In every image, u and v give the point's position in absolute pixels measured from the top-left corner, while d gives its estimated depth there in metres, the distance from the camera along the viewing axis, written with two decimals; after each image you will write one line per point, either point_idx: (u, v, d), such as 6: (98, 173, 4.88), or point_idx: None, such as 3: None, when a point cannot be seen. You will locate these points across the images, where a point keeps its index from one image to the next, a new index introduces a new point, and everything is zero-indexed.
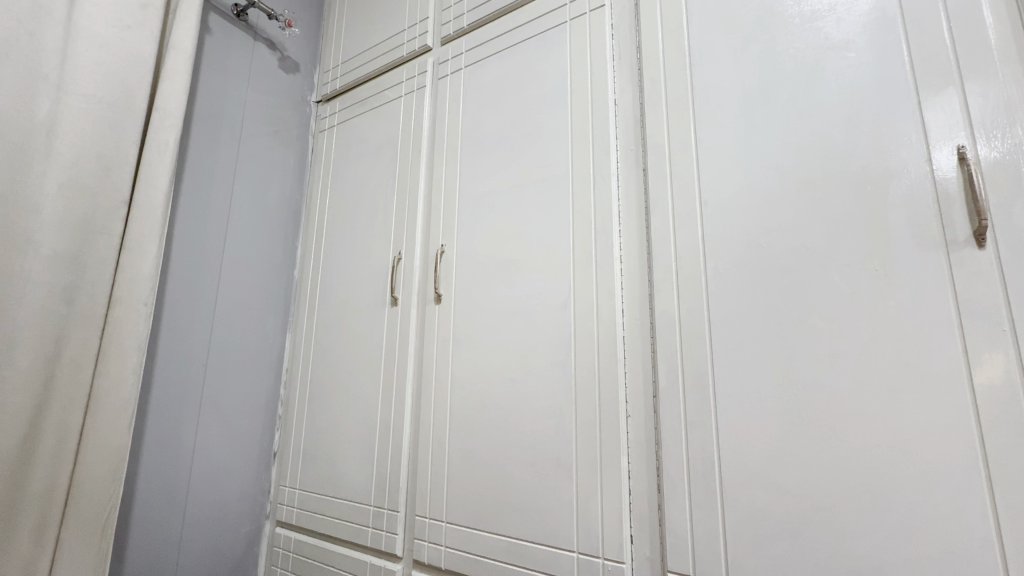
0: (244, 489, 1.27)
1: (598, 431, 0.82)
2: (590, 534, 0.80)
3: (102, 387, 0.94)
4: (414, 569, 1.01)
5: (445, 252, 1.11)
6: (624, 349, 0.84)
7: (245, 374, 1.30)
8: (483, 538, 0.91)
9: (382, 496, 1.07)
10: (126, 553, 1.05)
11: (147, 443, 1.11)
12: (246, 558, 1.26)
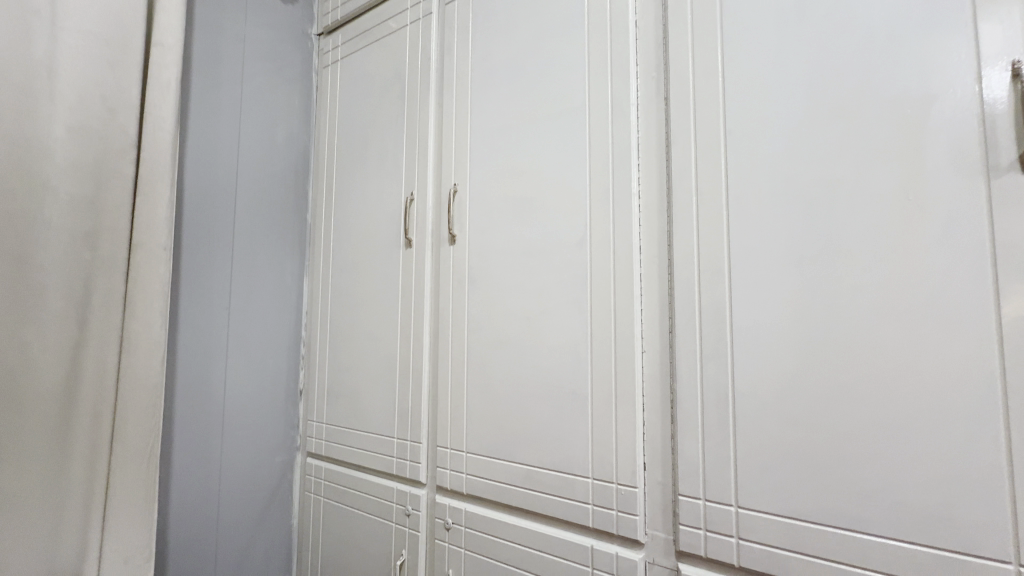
0: (275, 423, 1.34)
1: (613, 366, 0.84)
2: (605, 461, 0.83)
3: (132, 329, 0.97)
4: (437, 494, 1.07)
5: (457, 192, 1.09)
6: (641, 286, 0.84)
7: (267, 317, 1.34)
8: (502, 465, 0.96)
9: (404, 429, 1.13)
10: (171, 477, 1.15)
11: (181, 381, 1.17)
12: (282, 484, 1.35)
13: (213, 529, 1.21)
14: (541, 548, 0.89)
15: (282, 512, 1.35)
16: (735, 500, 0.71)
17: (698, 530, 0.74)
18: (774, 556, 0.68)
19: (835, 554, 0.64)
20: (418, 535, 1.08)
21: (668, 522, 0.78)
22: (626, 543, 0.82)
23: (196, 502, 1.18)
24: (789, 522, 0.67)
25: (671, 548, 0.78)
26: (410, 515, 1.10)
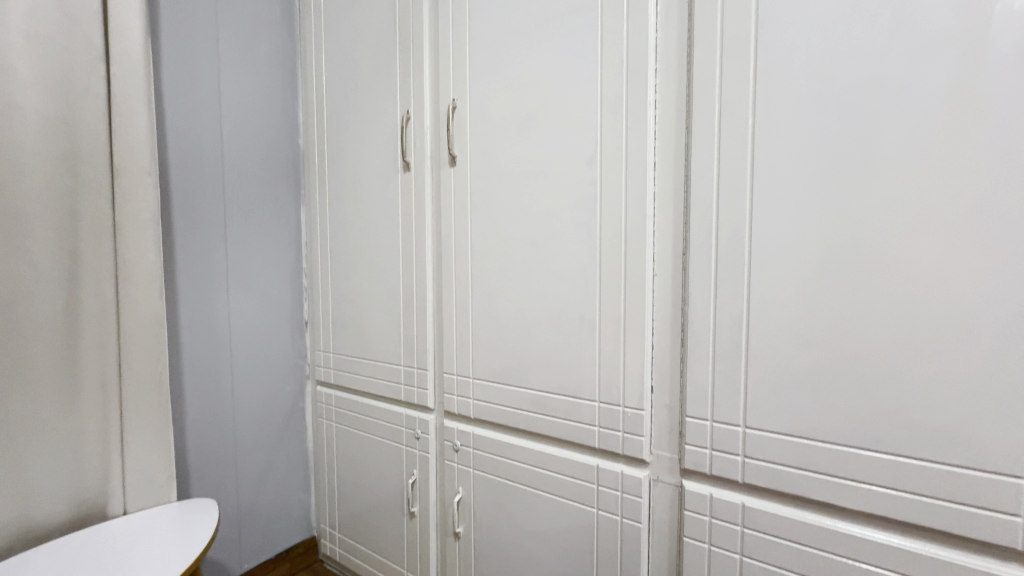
0: (283, 353, 1.36)
1: (622, 291, 0.81)
2: (612, 385, 0.83)
3: (125, 257, 0.94)
4: (445, 418, 1.10)
5: (457, 108, 1.01)
6: (654, 206, 0.79)
7: (266, 248, 1.31)
8: (509, 391, 0.97)
9: (411, 357, 1.13)
10: (185, 404, 1.16)
11: (185, 311, 1.15)
12: (294, 410, 1.39)
13: (231, 453, 1.25)
14: (548, 468, 0.92)
15: (297, 436, 1.40)
16: (742, 420, 0.71)
17: (704, 450, 0.74)
18: (779, 474, 0.68)
19: (841, 471, 0.64)
20: (428, 457, 1.11)
21: (674, 443, 0.79)
22: (631, 462, 0.83)
23: (213, 428, 1.21)
24: (797, 441, 0.67)
25: (676, 466, 0.79)
26: (420, 438, 1.13)
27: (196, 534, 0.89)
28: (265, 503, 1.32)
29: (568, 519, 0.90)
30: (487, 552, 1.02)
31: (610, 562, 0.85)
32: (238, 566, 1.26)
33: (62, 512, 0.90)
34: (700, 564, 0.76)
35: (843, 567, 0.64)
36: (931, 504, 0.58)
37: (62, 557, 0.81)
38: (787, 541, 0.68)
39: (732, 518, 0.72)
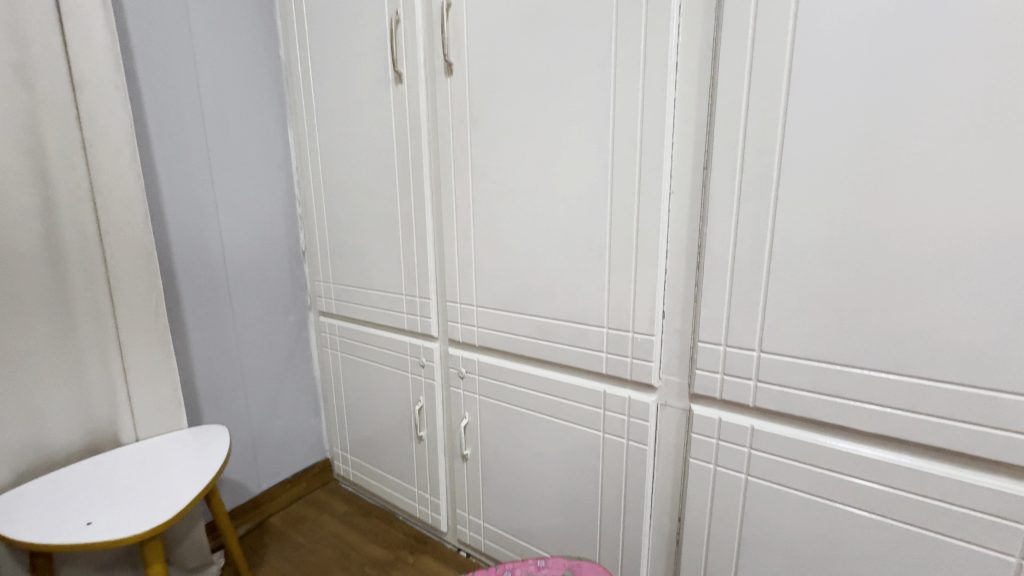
0: (282, 283, 1.33)
1: (635, 211, 0.75)
2: (621, 310, 0.80)
3: (102, 183, 0.88)
4: (450, 347, 1.08)
5: (451, 5, 0.88)
6: (674, 115, 0.71)
7: (254, 173, 1.23)
8: (514, 318, 0.94)
9: (412, 286, 1.10)
10: (188, 335, 1.14)
11: (175, 240, 1.10)
12: (299, 340, 1.39)
13: (240, 382, 1.26)
14: (554, 394, 0.91)
15: (303, 365, 1.41)
16: (758, 345, 0.69)
17: (715, 375, 0.72)
18: (792, 398, 0.67)
19: (858, 394, 0.62)
20: (434, 384, 1.11)
21: (684, 368, 0.77)
22: (639, 387, 0.82)
23: (218, 359, 1.20)
24: (814, 365, 0.64)
25: (685, 391, 0.78)
26: (424, 366, 1.12)
27: (209, 457, 0.91)
28: (278, 429, 1.35)
29: (573, 441, 0.91)
30: (494, 472, 1.05)
31: (615, 481, 0.86)
32: (257, 486, 1.32)
33: (75, 439, 0.91)
34: (704, 483, 0.77)
35: (849, 485, 0.64)
36: (950, 426, 0.57)
37: (82, 481, 0.84)
38: (795, 462, 0.68)
39: (740, 440, 0.72)
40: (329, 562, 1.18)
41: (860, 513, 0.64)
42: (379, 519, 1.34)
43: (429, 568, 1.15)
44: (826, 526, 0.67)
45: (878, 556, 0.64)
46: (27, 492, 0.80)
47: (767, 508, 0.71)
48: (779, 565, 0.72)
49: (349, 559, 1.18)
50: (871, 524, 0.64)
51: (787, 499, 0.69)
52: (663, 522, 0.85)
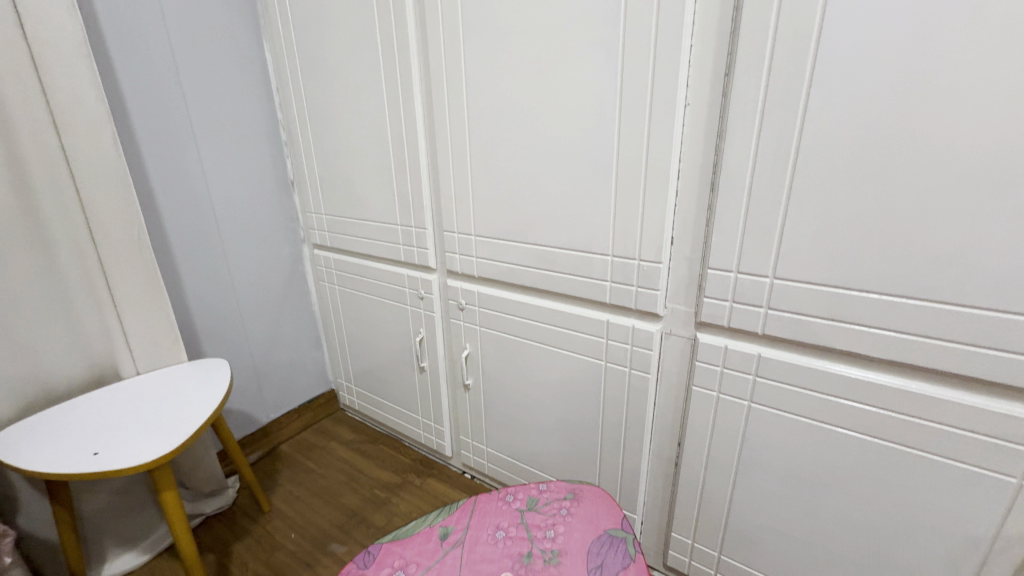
0: (272, 215, 1.28)
1: (646, 128, 0.69)
2: (627, 237, 0.75)
3: (61, 103, 0.81)
4: (448, 278, 1.05)
5: None
6: (695, 13, 0.62)
7: (231, 94, 1.14)
8: (514, 248, 0.90)
9: (407, 215, 1.04)
10: (178, 269, 1.11)
11: (153, 169, 1.03)
12: (294, 275, 1.36)
13: (238, 317, 1.24)
14: (555, 324, 0.89)
15: (301, 300, 1.39)
16: (771, 271, 0.65)
17: (724, 303, 0.70)
18: (803, 325, 0.64)
19: (874, 320, 0.59)
20: (433, 316, 1.10)
21: (691, 296, 0.74)
22: (643, 316, 0.80)
23: (213, 294, 1.18)
24: (830, 290, 0.61)
25: (691, 320, 0.75)
26: (423, 298, 1.10)
27: (212, 389, 0.91)
28: (281, 362, 1.36)
29: (575, 371, 0.90)
30: (496, 401, 1.06)
31: (616, 409, 0.87)
32: (265, 415, 1.35)
33: (76, 373, 0.91)
34: (705, 410, 0.77)
35: (855, 411, 0.64)
36: (968, 351, 0.55)
37: (86, 412, 0.84)
38: (800, 388, 0.67)
39: (745, 368, 0.71)
40: (339, 484, 1.23)
41: (862, 437, 0.64)
42: (386, 445, 1.38)
43: (435, 489, 1.20)
44: (826, 449, 0.67)
45: (876, 477, 0.64)
46: (33, 423, 0.81)
47: (768, 433, 0.71)
48: (775, 485, 0.73)
49: (358, 482, 1.23)
50: (873, 448, 0.64)
51: (789, 424, 0.69)
52: (663, 447, 0.86)
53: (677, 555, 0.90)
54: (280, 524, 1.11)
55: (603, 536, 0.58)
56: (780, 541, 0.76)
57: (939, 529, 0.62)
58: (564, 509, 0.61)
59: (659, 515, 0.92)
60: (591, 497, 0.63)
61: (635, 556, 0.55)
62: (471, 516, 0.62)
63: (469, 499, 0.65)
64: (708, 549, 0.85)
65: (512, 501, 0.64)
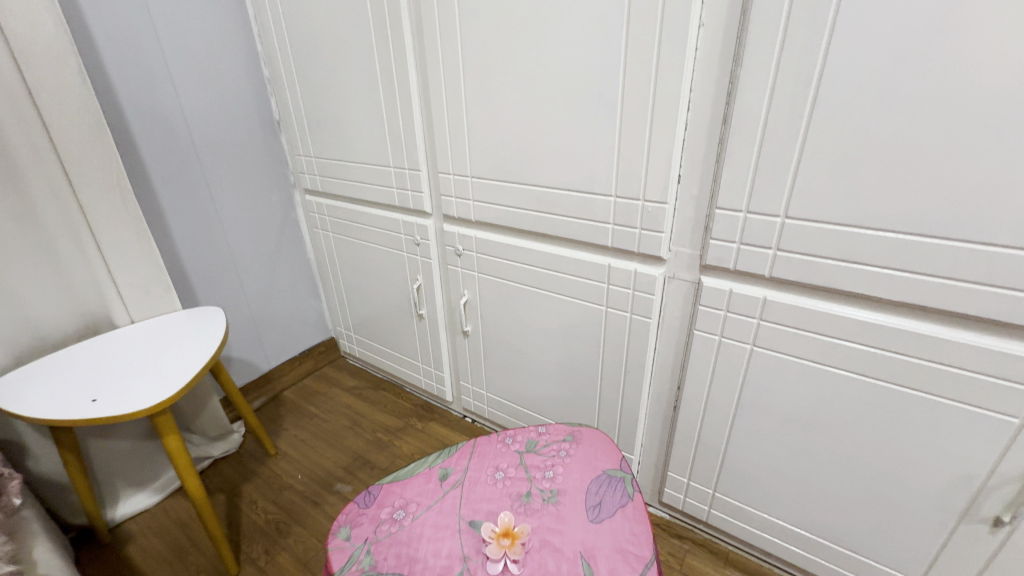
0: (259, 159, 1.22)
1: (655, 53, 0.63)
2: (632, 176, 0.71)
3: (16, 31, 0.74)
4: (445, 223, 1.02)
5: None
6: None
7: (204, 23, 1.05)
8: (512, 190, 0.86)
9: (400, 156, 0.99)
10: (165, 216, 1.07)
11: (127, 108, 0.97)
12: (287, 221, 1.32)
13: (231, 265, 1.22)
14: (555, 270, 0.87)
15: (295, 247, 1.36)
16: (783, 210, 0.62)
17: (731, 244, 0.67)
18: (813, 266, 0.62)
19: (888, 261, 0.57)
20: (430, 262, 1.07)
21: (697, 238, 0.71)
22: (646, 260, 0.77)
23: (204, 241, 1.15)
24: (844, 229, 0.58)
25: (696, 263, 0.73)
26: (419, 244, 1.07)
27: (208, 336, 0.90)
28: (279, 311, 1.35)
29: (575, 317, 0.89)
30: (495, 347, 1.06)
31: (616, 354, 0.86)
32: (266, 363, 1.36)
33: (68, 322, 0.90)
34: (706, 354, 0.76)
35: (859, 354, 0.62)
36: (984, 291, 0.53)
37: (82, 360, 0.83)
38: (805, 332, 0.65)
39: (750, 312, 0.69)
40: (343, 428, 1.25)
41: (865, 379, 0.63)
42: (387, 391, 1.40)
43: (437, 433, 1.23)
44: (827, 391, 0.67)
45: (876, 418, 0.64)
46: (29, 371, 0.81)
47: (768, 376, 0.71)
48: (774, 427, 0.74)
49: (361, 426, 1.26)
50: (875, 389, 0.63)
51: (791, 368, 0.68)
52: (662, 391, 0.86)
53: (673, 492, 0.92)
54: (286, 466, 1.14)
55: (602, 476, 0.58)
56: (775, 479, 0.77)
57: (934, 467, 0.63)
58: (564, 451, 0.62)
59: (656, 455, 0.93)
60: (590, 439, 0.64)
61: (633, 495, 0.56)
62: (470, 459, 0.62)
63: (469, 442, 0.65)
64: (703, 487, 0.87)
65: (512, 443, 0.64)
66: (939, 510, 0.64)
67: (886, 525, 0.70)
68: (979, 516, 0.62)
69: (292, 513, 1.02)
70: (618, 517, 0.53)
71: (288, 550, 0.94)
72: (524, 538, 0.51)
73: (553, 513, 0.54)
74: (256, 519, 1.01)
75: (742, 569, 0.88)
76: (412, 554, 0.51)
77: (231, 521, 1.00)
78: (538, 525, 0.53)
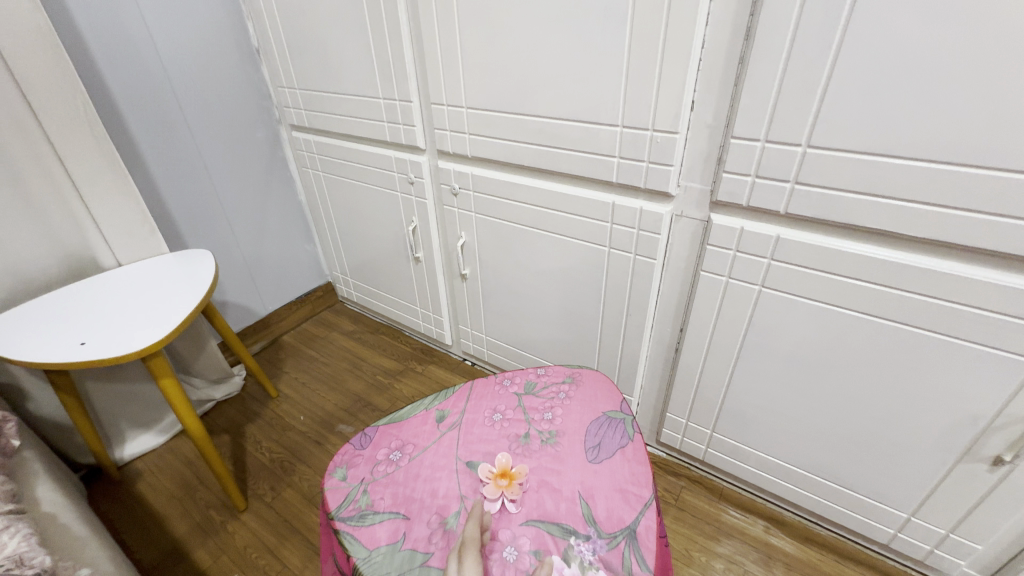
0: (239, 91, 1.14)
1: None
2: (641, 103, 0.65)
3: None
4: (439, 159, 0.96)
5: None
6: None
7: None
8: (510, 121, 0.80)
9: (389, 86, 0.92)
10: (143, 154, 1.01)
11: (88, 32, 0.88)
12: (274, 160, 1.26)
13: (219, 206, 1.17)
14: (556, 209, 0.82)
15: (285, 188, 1.30)
16: (805, 138, 0.56)
17: (745, 178, 0.62)
18: (833, 201, 0.58)
19: (914, 194, 0.53)
20: (425, 203, 1.02)
21: (708, 172, 0.67)
22: (653, 197, 0.73)
23: (187, 181, 1.10)
24: (870, 160, 0.54)
25: (706, 200, 0.68)
26: (413, 183, 1.02)
27: (197, 279, 0.87)
28: (272, 254, 1.32)
29: (576, 258, 0.85)
30: (494, 290, 1.04)
31: (618, 296, 0.84)
32: (263, 308, 1.34)
33: (52, 266, 0.87)
34: (712, 295, 0.73)
35: (874, 294, 0.60)
36: (1018, 227, 0.49)
37: (69, 303, 0.81)
38: (818, 272, 0.62)
39: (760, 251, 0.65)
40: (343, 371, 1.26)
41: (877, 320, 0.61)
42: (387, 334, 1.39)
43: (437, 375, 1.23)
44: (835, 333, 0.65)
45: (884, 360, 0.63)
46: (16, 315, 0.79)
47: (775, 318, 0.69)
48: (777, 368, 0.72)
49: (361, 369, 1.26)
50: (886, 331, 0.61)
51: (800, 309, 0.66)
52: (665, 333, 0.84)
53: (671, 433, 0.93)
54: (289, 408, 1.15)
55: (602, 418, 0.57)
56: (774, 420, 0.77)
57: (940, 408, 0.61)
58: (563, 392, 0.60)
59: (656, 397, 0.93)
60: (590, 381, 0.62)
61: (633, 436, 0.55)
62: (468, 401, 0.61)
63: (466, 384, 0.64)
64: (702, 427, 0.87)
65: (510, 385, 0.63)
66: (940, 449, 0.64)
67: (884, 463, 0.70)
68: (980, 455, 0.62)
69: (296, 452, 1.04)
70: (617, 458, 0.53)
71: (294, 487, 0.96)
72: (521, 479, 0.51)
73: (552, 454, 0.54)
74: (261, 458, 1.03)
75: (735, 504, 0.90)
76: (409, 494, 0.51)
77: (237, 459, 1.02)
78: (536, 466, 0.52)
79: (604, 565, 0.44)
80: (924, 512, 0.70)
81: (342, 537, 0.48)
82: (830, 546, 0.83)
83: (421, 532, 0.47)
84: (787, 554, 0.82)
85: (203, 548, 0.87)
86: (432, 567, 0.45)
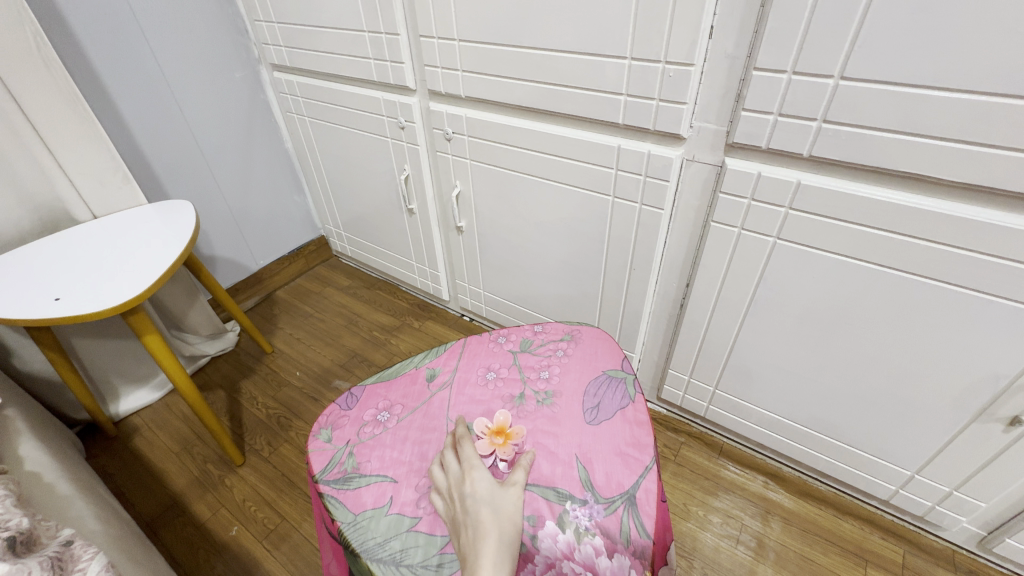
0: (211, 25, 1.04)
1: None
2: (652, 31, 0.58)
3: None
4: (431, 102, 0.89)
5: None
6: None
7: None
8: (506, 56, 0.72)
9: (374, 17, 0.83)
10: (111, 96, 0.93)
11: None
12: (256, 104, 1.18)
13: (199, 155, 1.10)
14: (556, 154, 0.76)
15: (269, 135, 1.23)
16: (838, 69, 0.50)
17: (767, 117, 0.56)
18: (864, 141, 0.52)
19: (959, 133, 0.47)
20: (417, 149, 0.96)
21: (725, 110, 0.60)
22: (663, 140, 0.67)
23: (162, 127, 1.03)
24: (912, 94, 0.47)
25: (720, 142, 0.62)
26: (404, 128, 0.95)
27: (177, 230, 0.83)
28: (260, 206, 1.27)
29: (578, 209, 0.80)
30: (491, 244, 0.99)
31: (621, 249, 0.79)
32: (254, 262, 1.30)
33: (23, 218, 0.82)
34: (722, 248, 0.69)
35: (899, 247, 0.55)
36: None
37: (43, 258, 0.77)
38: (840, 222, 0.57)
39: (778, 200, 0.60)
40: (339, 327, 1.23)
41: (900, 275, 0.56)
42: (383, 289, 1.36)
43: (434, 331, 1.21)
44: (852, 288, 0.61)
45: (904, 317, 0.59)
46: None
47: (790, 272, 0.64)
48: (787, 325, 0.69)
49: (357, 325, 1.24)
50: (909, 287, 0.57)
51: (817, 263, 0.61)
52: (670, 288, 0.80)
53: (672, 389, 0.91)
54: (284, 363, 1.14)
55: (602, 376, 0.54)
56: (780, 377, 0.75)
57: (959, 367, 0.58)
58: (561, 350, 0.57)
59: (658, 353, 0.91)
60: (590, 338, 0.59)
61: (634, 397, 0.52)
62: (460, 359, 0.58)
63: (459, 341, 0.61)
64: (704, 384, 0.85)
65: (505, 342, 0.59)
66: (954, 408, 0.61)
67: (892, 422, 0.68)
68: (995, 415, 0.59)
69: (292, 408, 1.03)
70: (617, 419, 0.50)
71: (291, 442, 0.96)
72: (517, 439, 0.48)
73: (549, 415, 0.51)
74: (258, 414, 1.02)
75: (735, 460, 0.89)
76: (397, 457, 0.49)
77: (233, 415, 1.02)
78: (532, 427, 0.50)
79: (601, 531, 0.42)
80: (929, 470, 0.69)
81: (326, 500, 0.46)
82: (829, 501, 0.83)
83: (409, 496, 0.45)
84: (785, 508, 0.82)
85: (202, 502, 0.87)
86: (421, 533, 0.43)
